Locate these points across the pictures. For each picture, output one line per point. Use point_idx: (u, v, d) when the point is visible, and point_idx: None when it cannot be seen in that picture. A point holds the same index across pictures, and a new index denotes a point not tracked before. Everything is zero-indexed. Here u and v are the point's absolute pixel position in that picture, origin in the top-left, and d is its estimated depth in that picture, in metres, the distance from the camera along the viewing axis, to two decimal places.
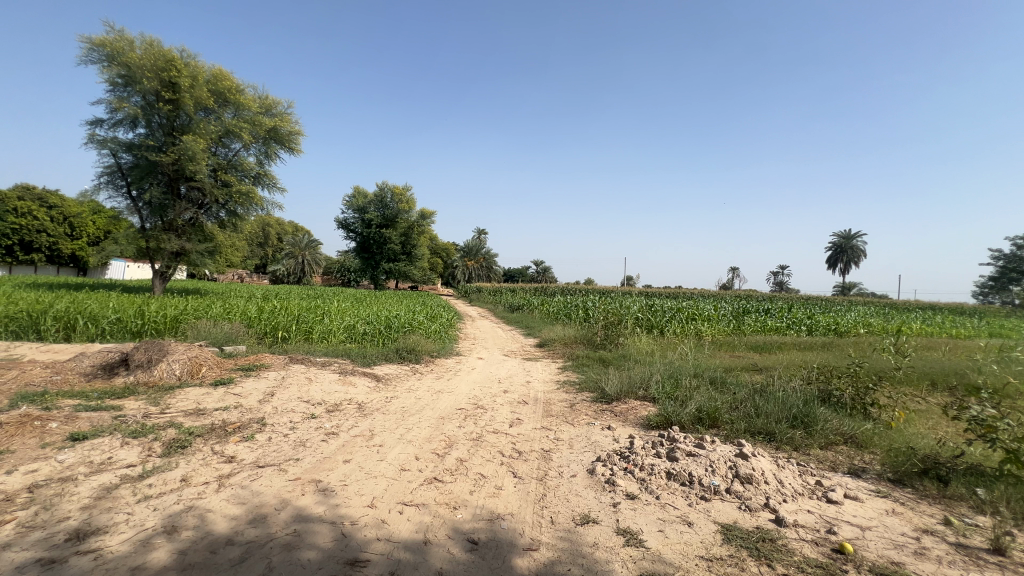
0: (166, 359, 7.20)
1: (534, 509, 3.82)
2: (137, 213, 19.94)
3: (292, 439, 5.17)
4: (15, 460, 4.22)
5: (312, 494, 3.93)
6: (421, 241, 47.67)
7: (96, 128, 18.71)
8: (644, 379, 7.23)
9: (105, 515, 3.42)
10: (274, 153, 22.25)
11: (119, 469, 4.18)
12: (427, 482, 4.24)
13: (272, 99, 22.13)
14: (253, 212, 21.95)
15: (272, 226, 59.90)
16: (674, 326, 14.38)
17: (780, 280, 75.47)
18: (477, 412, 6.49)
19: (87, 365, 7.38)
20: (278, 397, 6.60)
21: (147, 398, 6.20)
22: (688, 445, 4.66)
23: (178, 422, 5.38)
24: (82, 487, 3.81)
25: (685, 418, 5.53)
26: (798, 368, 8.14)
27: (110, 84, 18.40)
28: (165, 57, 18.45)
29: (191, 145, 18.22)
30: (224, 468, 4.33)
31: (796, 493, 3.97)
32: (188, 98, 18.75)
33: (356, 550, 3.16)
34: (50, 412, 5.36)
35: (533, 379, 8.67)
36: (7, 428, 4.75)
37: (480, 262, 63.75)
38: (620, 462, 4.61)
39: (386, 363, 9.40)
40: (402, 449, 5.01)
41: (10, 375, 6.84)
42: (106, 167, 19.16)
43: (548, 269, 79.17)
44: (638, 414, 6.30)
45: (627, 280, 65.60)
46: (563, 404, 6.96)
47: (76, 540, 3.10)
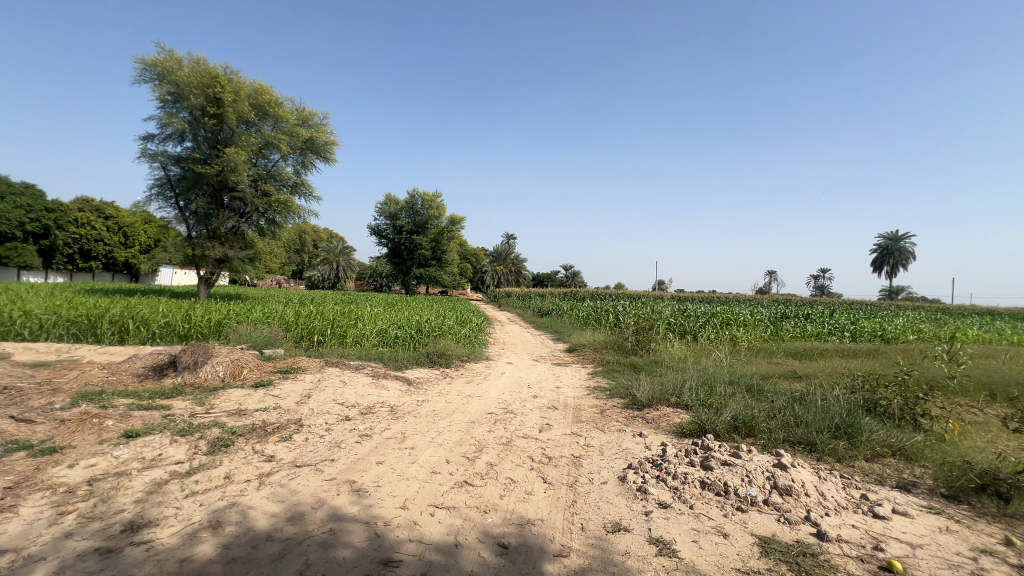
0: (211, 361, 7.56)
1: (564, 515, 3.80)
2: (184, 223, 21.00)
3: (328, 440, 5.32)
4: (76, 454, 4.52)
5: (346, 493, 4.04)
6: (451, 247, 48.38)
7: (148, 143, 19.87)
8: (678, 385, 7.09)
9: (157, 508, 3.62)
10: (310, 162, 23.10)
11: (169, 465, 4.41)
12: (458, 485, 4.28)
13: (309, 111, 22.96)
14: (291, 220, 22.75)
15: (309, 233, 61.77)
16: (707, 332, 13.99)
17: (821, 284, 72.74)
18: (506, 417, 6.50)
19: (139, 366, 7.82)
20: (315, 398, 6.83)
21: (193, 398, 6.52)
22: (722, 454, 4.54)
23: (222, 422, 5.63)
24: (136, 482, 4.05)
25: (720, 427, 5.38)
26: (842, 377, 7.76)
27: (161, 101, 19.52)
28: (211, 74, 19.44)
29: (233, 157, 19.15)
30: (265, 467, 4.51)
31: (839, 507, 3.80)
32: (231, 112, 19.71)
33: (390, 550, 3.22)
34: (107, 410, 5.71)
35: (563, 385, 8.61)
36: (69, 425, 5.11)
37: (509, 267, 63.79)
38: (652, 470, 4.52)
39: (418, 367, 9.52)
40: (433, 452, 5.07)
41: (72, 375, 7.35)
42: (157, 179, 20.29)
43: (577, 273, 78.64)
44: (670, 422, 6.17)
45: (658, 284, 64.34)
46: (594, 410, 6.90)
47: (130, 531, 3.28)
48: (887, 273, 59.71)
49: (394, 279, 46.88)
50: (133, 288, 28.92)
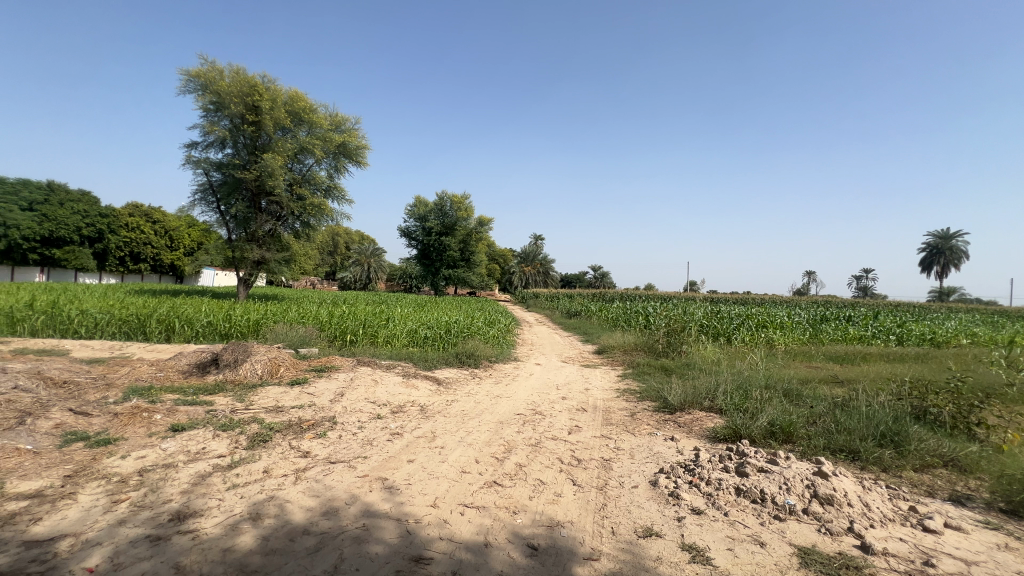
0: (250, 360, 7.85)
1: (594, 519, 3.76)
2: (225, 226, 21.93)
3: (361, 438, 5.44)
4: (128, 445, 4.78)
5: (379, 491, 4.12)
6: (479, 248, 48.69)
7: (192, 150, 20.84)
8: (712, 388, 6.91)
9: (201, 499, 3.78)
10: (343, 166, 23.70)
11: (212, 458, 4.61)
12: (487, 485, 4.30)
13: (342, 116, 23.56)
14: (324, 222, 23.40)
15: (342, 235, 63.32)
16: (742, 334, 13.55)
17: (863, 285, 69.55)
18: (535, 418, 6.50)
19: (184, 363, 8.21)
20: (347, 397, 6.99)
21: (233, 395, 6.79)
22: (759, 460, 4.40)
23: (261, 418, 5.84)
24: (182, 473, 4.24)
25: (756, 432, 5.21)
26: (888, 382, 7.36)
27: (204, 110, 20.44)
28: (250, 83, 20.23)
29: (270, 162, 19.85)
30: (301, 462, 4.65)
31: (885, 519, 3.63)
32: (268, 119, 20.45)
33: (421, 547, 3.26)
34: (155, 405, 6.02)
35: (592, 387, 8.51)
36: (122, 419, 5.41)
37: (537, 268, 63.62)
38: (684, 475, 4.42)
39: (447, 367, 9.61)
40: (463, 452, 5.11)
41: (124, 371, 7.78)
42: (200, 185, 21.25)
43: (606, 274, 77.65)
44: (703, 426, 6.02)
45: (690, 284, 62.91)
46: (624, 413, 6.81)
47: (177, 521, 3.44)
48: (937, 273, 56.52)
49: (423, 280, 47.51)
50: (167, 288, 30.38)
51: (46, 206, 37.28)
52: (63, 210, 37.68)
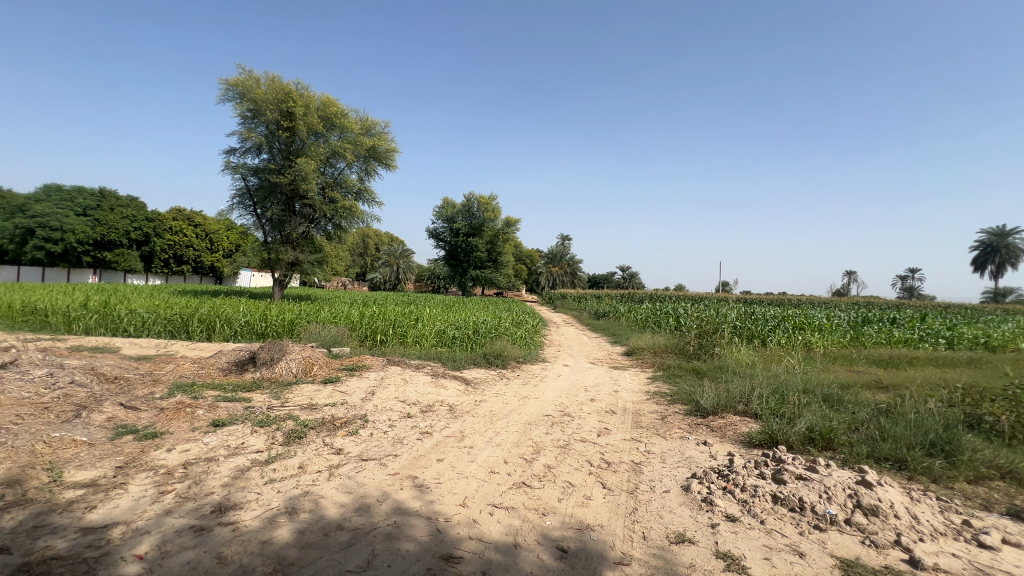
0: (285, 358, 8.11)
1: (624, 523, 3.70)
2: (261, 229, 22.72)
3: (391, 436, 5.54)
4: (173, 439, 5.01)
5: (409, 489, 4.18)
6: (506, 249, 48.83)
7: (231, 156, 21.69)
8: (747, 392, 6.72)
9: (241, 493, 3.93)
10: (373, 170, 24.20)
11: (250, 453, 4.78)
12: (516, 486, 4.30)
13: (372, 121, 24.07)
14: (355, 224, 23.94)
15: (372, 237, 64.63)
16: (777, 337, 13.11)
17: (909, 287, 66.18)
18: (564, 420, 6.46)
19: (224, 361, 8.55)
20: (378, 395, 7.13)
21: (270, 392, 7.02)
22: (797, 468, 4.24)
23: (296, 415, 6.02)
24: (223, 467, 4.42)
25: (793, 438, 5.03)
26: (938, 388, 6.97)
27: (242, 118, 21.23)
28: (285, 90, 20.91)
29: (304, 167, 20.47)
30: (334, 459, 4.76)
31: (935, 533, 3.44)
32: (302, 124, 21.10)
33: (451, 546, 3.29)
34: (198, 401, 6.29)
35: (621, 389, 8.40)
36: (167, 414, 5.69)
37: (565, 269, 63.20)
38: (718, 481, 4.30)
39: (475, 367, 9.67)
40: (492, 452, 5.13)
41: (169, 368, 8.17)
42: (238, 190, 22.10)
43: (635, 275, 76.54)
44: (737, 431, 5.85)
45: (722, 285, 61.31)
46: (654, 416, 6.68)
47: (219, 513, 3.59)
48: (992, 273, 53.27)
49: (451, 280, 47.95)
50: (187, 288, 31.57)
51: (99, 212, 39.66)
52: (113, 215, 39.96)
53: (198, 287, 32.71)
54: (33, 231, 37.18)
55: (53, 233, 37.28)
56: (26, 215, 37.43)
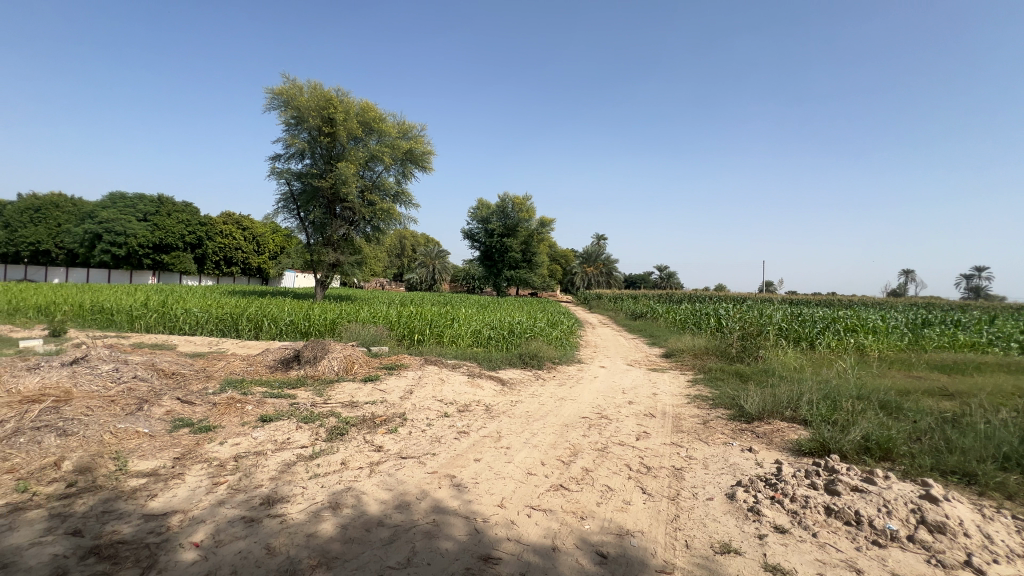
0: (328, 357, 8.37)
1: (666, 530, 3.60)
2: (304, 231, 23.58)
3: (429, 435, 5.61)
4: (225, 433, 5.26)
5: (447, 488, 4.22)
6: (540, 249, 48.74)
7: (276, 162, 22.62)
8: (795, 397, 6.41)
9: (288, 486, 4.08)
10: (410, 172, 24.69)
11: (296, 448, 4.96)
12: (554, 489, 4.26)
13: (409, 124, 24.56)
14: (392, 226, 24.49)
15: (409, 238, 65.95)
16: (827, 339, 12.44)
17: (974, 287, 61.50)
18: (601, 422, 6.36)
19: (271, 358, 8.92)
20: (416, 394, 7.25)
21: (313, 389, 7.27)
22: (852, 479, 4.00)
23: (338, 412, 6.21)
24: (271, 461, 4.60)
25: (847, 447, 4.75)
26: (1011, 396, 6.42)
27: (286, 125, 22.09)
28: (326, 97, 21.62)
29: (344, 171, 21.12)
30: (374, 456, 4.87)
31: (1012, 554, 3.16)
32: (342, 130, 21.76)
33: (489, 547, 3.29)
34: (247, 396, 6.59)
35: (660, 391, 8.19)
36: (220, 409, 5.98)
37: (600, 269, 62.41)
38: (766, 490, 4.12)
39: (511, 367, 9.69)
40: (529, 453, 5.12)
41: (221, 365, 8.60)
42: (283, 194, 23.02)
43: (672, 274, 74.79)
44: (785, 438, 5.59)
45: (766, 284, 58.99)
46: (695, 420, 6.48)
47: (268, 505, 3.73)
48: None
49: (486, 280, 48.27)
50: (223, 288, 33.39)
51: (157, 217, 42.21)
52: (170, 220, 42.45)
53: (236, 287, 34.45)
54: (100, 235, 40.00)
55: (117, 238, 40.02)
56: (94, 221, 40.28)
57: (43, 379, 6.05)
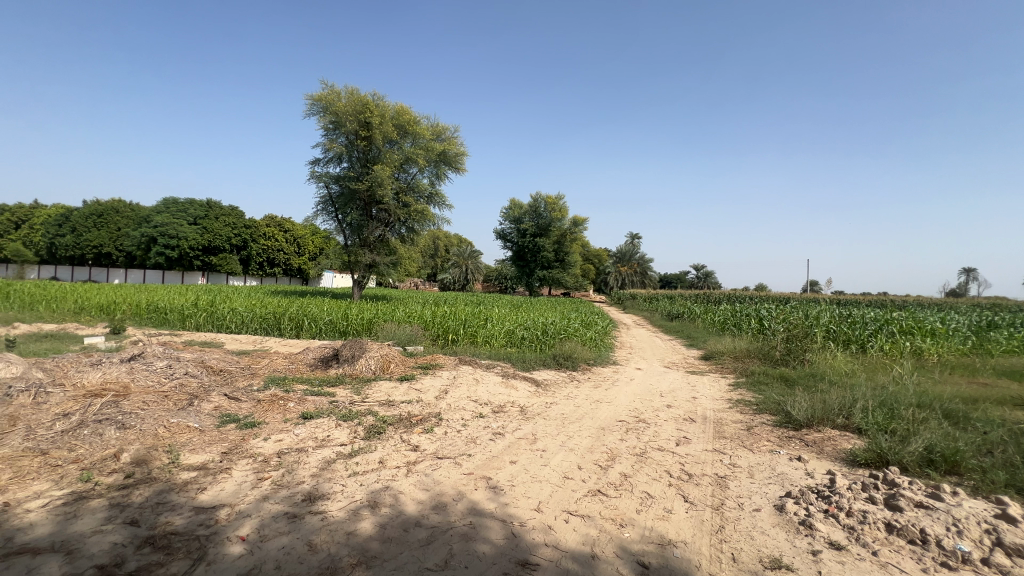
0: (365, 356, 8.54)
1: (710, 541, 3.46)
2: (342, 233, 24.25)
3: (465, 436, 5.61)
4: (269, 429, 5.44)
5: (483, 489, 4.19)
6: (573, 248, 48.35)
7: (315, 166, 23.35)
8: (848, 404, 6.06)
9: (328, 484, 4.16)
10: (444, 173, 24.97)
11: (335, 446, 5.06)
12: (592, 494, 4.17)
13: (443, 126, 24.86)
14: (427, 227, 24.84)
15: (442, 239, 66.83)
16: (880, 342, 11.75)
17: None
18: (639, 426, 6.20)
19: (311, 357, 9.18)
20: (451, 394, 7.28)
21: (352, 388, 7.42)
22: (916, 494, 3.72)
23: (376, 411, 6.31)
24: (312, 458, 4.71)
25: (908, 460, 4.44)
26: None
27: (325, 130, 22.77)
28: (362, 102, 22.13)
29: (380, 173, 21.60)
30: (411, 455, 4.91)
31: None
32: (378, 133, 22.25)
33: (527, 552, 3.25)
34: (289, 394, 6.79)
35: (700, 395, 7.93)
36: (264, 406, 6.19)
37: (634, 269, 61.32)
38: (818, 503, 3.89)
39: (545, 368, 9.60)
40: (565, 457, 5.03)
41: (265, 362, 8.92)
42: (322, 197, 23.74)
43: (710, 274, 72.69)
44: (837, 447, 5.28)
45: (811, 284, 56.36)
46: (739, 426, 6.22)
47: (309, 502, 3.81)
48: None
49: (518, 280, 48.27)
50: (266, 288, 34.95)
51: (207, 221, 44.41)
52: (218, 224, 44.63)
53: (278, 288, 35.88)
54: (155, 239, 42.46)
55: (171, 241, 42.38)
56: (150, 225, 42.77)
57: (104, 374, 6.42)
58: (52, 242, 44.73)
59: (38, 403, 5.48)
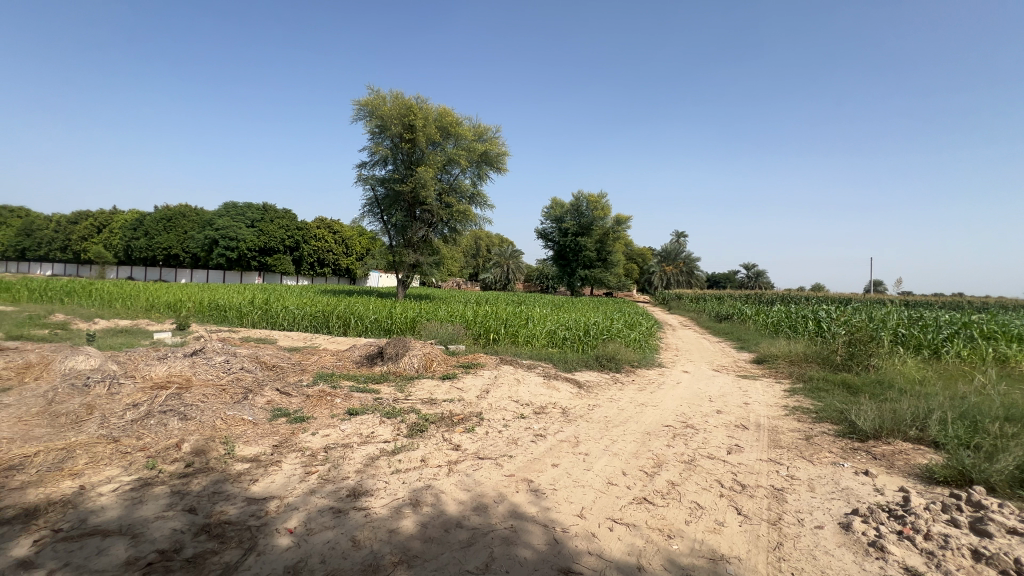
0: (409, 354, 8.68)
1: (767, 559, 3.23)
2: (387, 234, 24.88)
3: (506, 436, 5.57)
4: (317, 424, 5.60)
5: (525, 492, 4.12)
6: (616, 248, 47.46)
7: (362, 170, 24.10)
8: (922, 415, 5.55)
9: (372, 480, 4.22)
10: (485, 174, 25.12)
11: (379, 443, 5.14)
12: (637, 502, 4.01)
13: (484, 126, 25.03)
14: (468, 227, 25.07)
15: (484, 239, 67.48)
16: (956, 347, 10.75)
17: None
18: (687, 432, 5.94)
19: (357, 354, 9.44)
20: (492, 394, 7.27)
21: (396, 385, 7.56)
22: (1008, 519, 3.32)
23: (419, 409, 6.38)
24: (357, 454, 4.80)
25: (997, 480, 3.98)
26: None
27: (372, 134, 23.43)
28: (406, 105, 22.61)
29: (424, 175, 21.99)
30: (453, 455, 4.91)
31: None
32: (421, 136, 22.67)
33: (569, 559, 3.15)
34: (336, 390, 6.99)
35: (753, 401, 7.51)
36: (313, 401, 6.41)
37: (680, 269, 59.48)
38: (891, 523, 3.55)
39: (587, 370, 9.42)
40: (608, 462, 4.88)
41: (314, 359, 9.26)
42: (368, 199, 24.46)
43: (761, 273, 69.41)
44: (910, 462, 4.84)
45: (874, 284, 52.56)
46: (796, 435, 5.84)
47: (354, 498, 3.87)
48: None
49: (560, 280, 47.82)
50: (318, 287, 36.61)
51: (263, 224, 46.92)
52: (273, 227, 47.12)
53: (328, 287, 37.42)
54: (217, 241, 45.28)
55: (231, 243, 45.10)
56: (212, 228, 45.64)
57: (169, 368, 6.85)
58: (128, 245, 48.61)
59: (111, 393, 5.90)
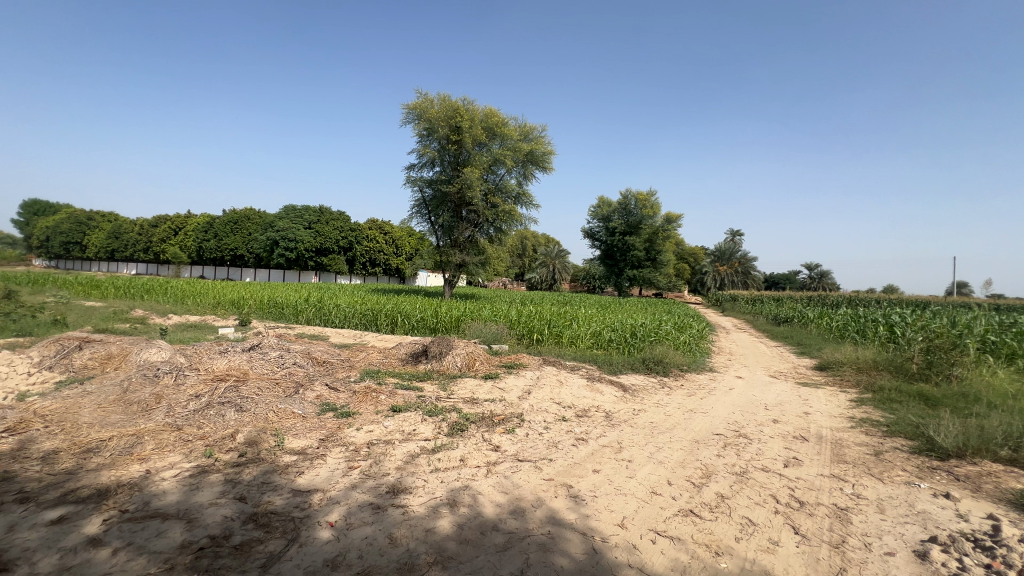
0: (452, 353, 8.75)
1: None
2: (435, 234, 25.39)
3: (546, 439, 5.47)
4: (360, 420, 5.74)
5: (564, 498, 4.01)
6: (666, 247, 45.97)
7: (411, 172, 24.68)
8: (1015, 434, 4.93)
9: (411, 478, 4.26)
10: (531, 173, 25.07)
11: (420, 440, 5.19)
12: (683, 514, 3.80)
13: (530, 125, 24.98)
14: (514, 227, 25.12)
15: (529, 239, 67.44)
16: None
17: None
18: (739, 442, 5.59)
19: (403, 352, 9.65)
20: (534, 395, 7.18)
21: (439, 384, 7.64)
22: None
23: (460, 408, 6.40)
24: (397, 451, 4.86)
25: None
26: None
27: (420, 136, 23.94)
28: (453, 107, 22.95)
29: (470, 176, 22.25)
30: (492, 456, 4.87)
31: None
32: (468, 137, 22.93)
33: (607, 571, 3.02)
34: (381, 387, 7.15)
35: (814, 411, 6.98)
36: (359, 397, 6.59)
37: (734, 269, 56.77)
38: (978, 556, 3.14)
39: (632, 373, 9.13)
40: (653, 470, 4.67)
41: (362, 356, 9.55)
42: (417, 200, 25.04)
43: (825, 273, 64.95)
44: (1001, 486, 4.29)
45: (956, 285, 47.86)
46: (863, 450, 5.35)
47: (393, 495, 3.92)
48: None
49: (606, 281, 46.94)
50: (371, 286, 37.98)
51: (319, 225, 49.26)
52: (329, 228, 49.38)
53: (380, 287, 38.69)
54: (278, 241, 48.01)
55: (290, 244, 47.68)
56: (274, 230, 48.43)
57: (229, 362, 7.28)
58: (200, 246, 52.48)
59: (178, 384, 6.34)
